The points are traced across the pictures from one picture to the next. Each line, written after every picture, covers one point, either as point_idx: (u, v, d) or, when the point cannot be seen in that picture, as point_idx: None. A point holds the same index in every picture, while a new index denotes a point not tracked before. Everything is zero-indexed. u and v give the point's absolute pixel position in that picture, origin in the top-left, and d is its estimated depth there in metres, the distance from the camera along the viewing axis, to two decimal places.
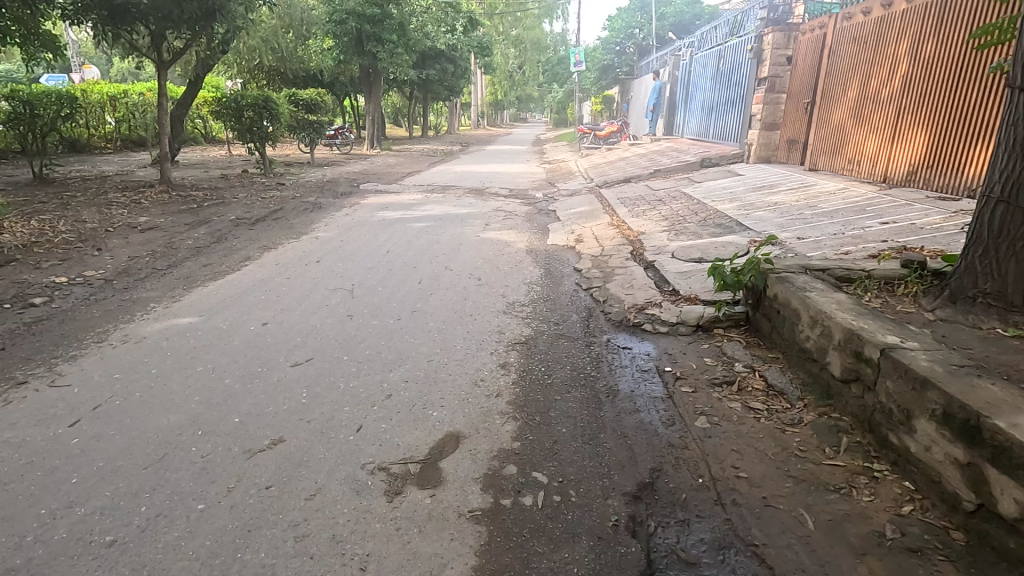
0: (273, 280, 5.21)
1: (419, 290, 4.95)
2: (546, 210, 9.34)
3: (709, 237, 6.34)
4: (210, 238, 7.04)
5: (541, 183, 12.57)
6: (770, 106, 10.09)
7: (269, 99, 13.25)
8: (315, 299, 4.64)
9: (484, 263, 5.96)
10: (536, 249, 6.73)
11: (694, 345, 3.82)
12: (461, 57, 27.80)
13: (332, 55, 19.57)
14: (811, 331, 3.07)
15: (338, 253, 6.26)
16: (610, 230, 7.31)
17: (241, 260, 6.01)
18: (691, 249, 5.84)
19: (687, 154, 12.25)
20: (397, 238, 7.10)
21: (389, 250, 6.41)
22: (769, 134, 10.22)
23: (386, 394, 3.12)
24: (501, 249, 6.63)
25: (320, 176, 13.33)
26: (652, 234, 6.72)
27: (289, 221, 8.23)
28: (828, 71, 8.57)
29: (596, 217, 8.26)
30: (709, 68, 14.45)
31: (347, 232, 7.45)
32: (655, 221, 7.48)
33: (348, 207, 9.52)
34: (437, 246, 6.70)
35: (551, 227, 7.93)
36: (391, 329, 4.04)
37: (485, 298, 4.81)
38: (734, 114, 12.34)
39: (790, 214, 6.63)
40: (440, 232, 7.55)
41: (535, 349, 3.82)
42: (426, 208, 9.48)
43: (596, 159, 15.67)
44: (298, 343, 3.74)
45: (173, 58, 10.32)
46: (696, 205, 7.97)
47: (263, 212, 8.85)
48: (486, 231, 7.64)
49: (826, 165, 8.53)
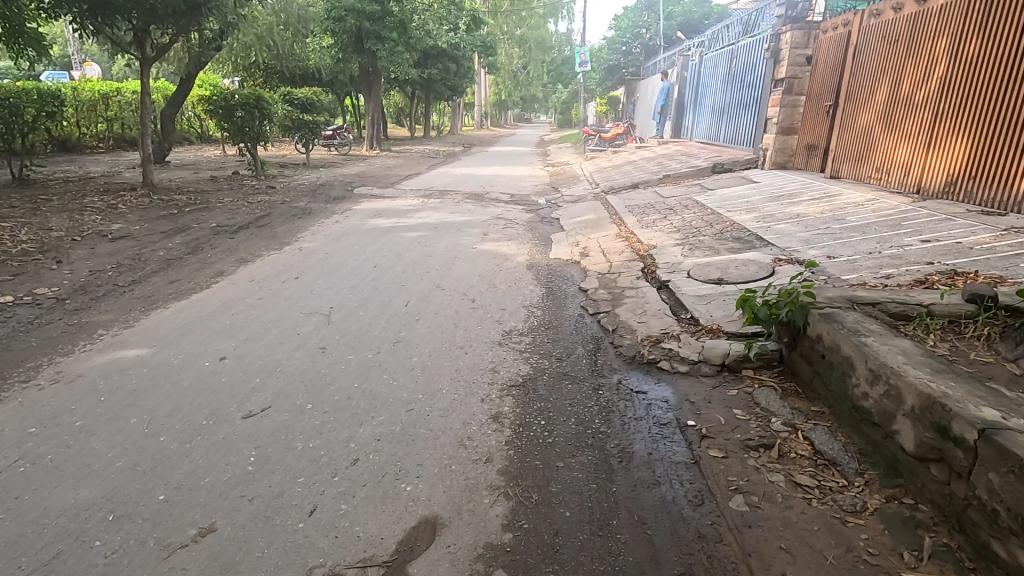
0: (242, 301, 4.66)
1: (405, 316, 4.39)
2: (549, 218, 8.79)
3: (727, 253, 5.79)
4: (184, 249, 6.50)
5: (544, 189, 12.03)
6: (788, 109, 9.51)
7: (261, 98, 12.71)
8: (285, 325, 4.10)
9: (479, 281, 5.41)
10: (537, 264, 6.19)
11: (720, 391, 3.26)
12: (463, 56, 27.26)
13: (329, 53, 18.97)
14: (872, 389, 2.50)
15: (320, 268, 5.71)
16: (617, 243, 6.76)
17: (212, 275, 5.47)
18: (708, 268, 5.29)
19: (697, 159, 11.69)
20: (386, 250, 6.54)
21: (376, 264, 5.86)
22: (785, 139, 9.66)
23: (351, 459, 2.58)
24: (499, 264, 6.08)
25: (314, 179, 12.80)
26: (664, 249, 6.17)
27: (273, 229, 7.69)
28: (853, 72, 7.99)
29: (603, 227, 7.70)
30: (721, 69, 13.86)
31: (334, 242, 6.89)
32: (667, 233, 6.94)
33: (339, 213, 8.99)
34: (430, 259, 6.15)
35: (554, 238, 7.38)
36: (367, 367, 3.49)
37: (478, 326, 4.26)
38: (747, 117, 11.73)
39: (816, 228, 6.06)
40: (434, 243, 7.00)
41: (533, 393, 3.26)
42: (421, 215, 8.94)
43: (601, 162, 15.11)
44: (257, 386, 3.20)
45: (157, 54, 9.79)
46: (710, 216, 7.41)
47: (248, 218, 8.32)
48: (485, 242, 7.10)
49: (851, 173, 7.96)
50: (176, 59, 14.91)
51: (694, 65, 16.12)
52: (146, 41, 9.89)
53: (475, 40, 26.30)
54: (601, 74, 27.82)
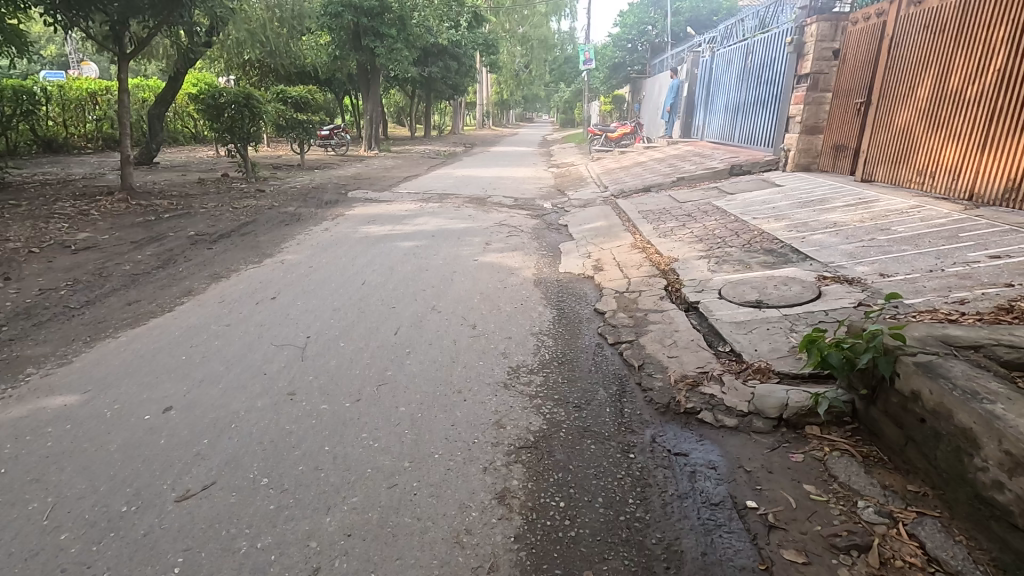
0: (206, 329, 4.01)
1: (393, 348, 3.75)
2: (556, 225, 8.13)
3: (761, 269, 5.14)
4: (153, 262, 5.86)
5: (550, 192, 11.38)
6: (812, 107, 8.86)
7: (252, 96, 12.07)
8: (251, 362, 3.45)
9: (480, 302, 4.75)
10: (546, 279, 5.55)
11: (782, 456, 2.62)
12: (465, 54, 26.63)
13: (325, 50, 18.49)
14: (1011, 481, 1.85)
15: (300, 285, 5.06)
16: (634, 254, 6.12)
17: (178, 294, 4.83)
18: (742, 286, 4.65)
19: (712, 160, 11.03)
20: (379, 262, 5.91)
21: (365, 280, 5.22)
22: (810, 139, 9.01)
23: (311, 569, 1.94)
24: (503, 280, 5.44)
25: (307, 181, 12.17)
26: (688, 263, 5.52)
27: (257, 238, 7.06)
28: (889, 65, 7.31)
29: (616, 235, 7.06)
30: (735, 65, 13.18)
31: (321, 254, 6.24)
32: (689, 243, 6.29)
33: (330, 219, 8.35)
34: (426, 274, 5.52)
35: (563, 248, 6.74)
36: (343, 421, 2.85)
37: (481, 360, 3.61)
38: (767, 115, 11.02)
39: (858, 239, 5.42)
40: (431, 254, 6.35)
41: (548, 459, 2.61)
42: (419, 221, 8.30)
43: (609, 163, 14.45)
44: (202, 451, 2.55)
45: (136, 49, 9.16)
46: (734, 224, 6.75)
47: (230, 225, 7.69)
48: (487, 253, 6.46)
49: (887, 176, 7.29)
50: (164, 56, 14.26)
51: (706, 61, 15.43)
52: (125, 35, 9.27)
53: (477, 37, 25.67)
54: (606, 72, 27.14)
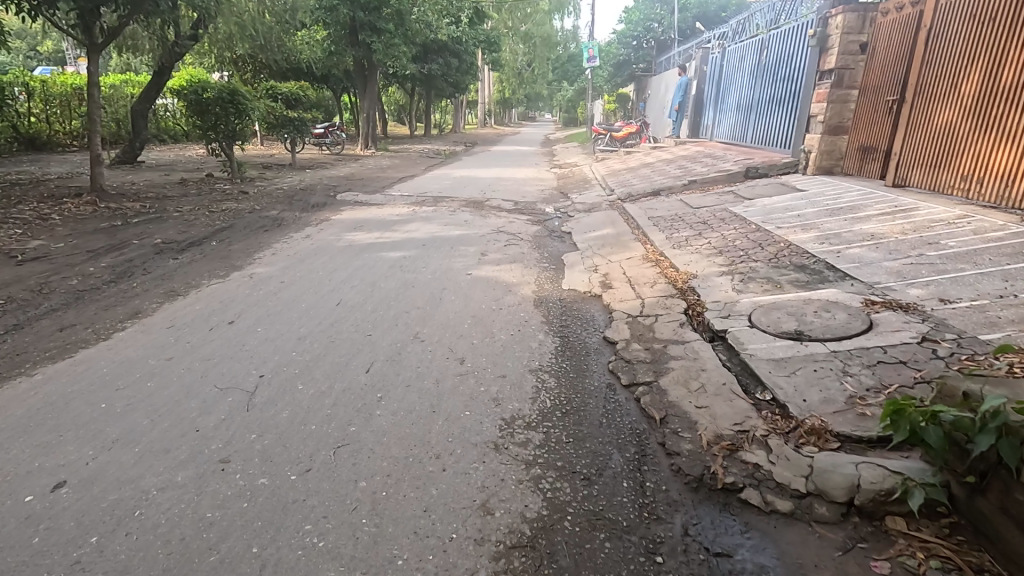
0: (141, 364, 3.36)
1: (361, 392, 3.10)
2: (559, 232, 7.48)
3: (794, 289, 4.49)
4: (106, 275, 5.21)
5: (552, 195, 10.73)
6: (836, 105, 8.21)
7: (237, 91, 11.41)
8: (185, 413, 2.81)
9: (471, 327, 4.11)
10: (547, 298, 4.90)
11: (861, 565, 1.96)
12: (466, 50, 25.94)
13: (321, 46, 17.87)
14: None
15: (266, 305, 4.43)
16: (646, 269, 5.47)
17: (122, 316, 4.18)
18: (776, 311, 4.00)
19: (725, 162, 10.36)
20: (361, 275, 5.28)
21: (342, 299, 4.59)
22: (833, 140, 8.36)
23: None
24: (499, 299, 4.80)
25: (297, 182, 11.52)
26: (709, 281, 4.87)
27: (229, 246, 6.42)
28: (927, 59, 6.65)
29: (625, 245, 6.40)
30: (749, 60, 12.51)
31: (296, 266, 5.60)
32: (707, 256, 5.64)
33: (314, 225, 7.71)
34: (412, 291, 4.88)
35: (567, 260, 6.10)
36: (283, 506, 2.19)
37: (467, 410, 2.96)
38: (786, 114, 10.32)
39: (904, 254, 4.76)
40: (419, 265, 5.71)
41: (548, 569, 1.96)
42: (409, 227, 7.66)
43: (614, 165, 13.79)
44: (85, 557, 1.91)
45: (107, 39, 8.49)
46: (756, 234, 6.10)
47: (203, 232, 7.04)
48: (482, 265, 5.81)
49: (925, 181, 6.64)
50: (148, 50, 13.61)
51: (716, 57, 14.74)
52: (96, 25, 8.60)
53: (478, 34, 25.00)
54: (609, 70, 26.46)
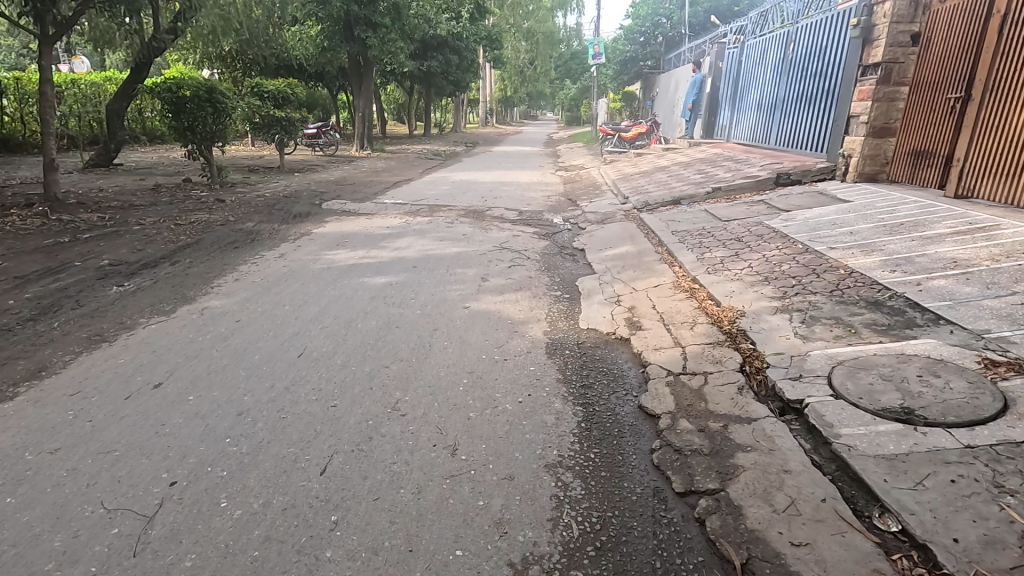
0: (13, 461, 2.45)
1: (311, 514, 2.18)
2: (570, 250, 6.57)
3: (877, 336, 3.56)
4: (26, 310, 4.30)
5: (559, 202, 9.80)
6: (882, 104, 7.30)
7: (215, 88, 10.43)
8: (40, 564, 1.90)
9: (467, 392, 3.19)
10: (561, 342, 3.97)
11: None
12: (467, 47, 25.03)
13: (313, 41, 17.03)
14: None
15: (210, 357, 3.51)
16: (680, 301, 4.54)
17: (20, 373, 3.28)
18: (863, 372, 3.07)
19: (751, 166, 9.42)
20: (336, 310, 4.37)
21: (307, 347, 3.68)
22: (878, 143, 7.45)
23: None
24: (502, 343, 3.88)
25: (281, 188, 10.64)
26: (763, 323, 3.93)
27: (187, 269, 5.49)
28: (999, 50, 5.73)
29: (650, 269, 5.47)
30: (772, 55, 11.58)
31: (260, 296, 4.69)
32: (750, 286, 4.72)
33: (292, 240, 6.80)
34: (394, 333, 3.96)
35: (583, 286, 5.18)
36: None
37: (459, 549, 2.05)
38: (818, 114, 9.36)
39: (1008, 289, 3.83)
40: (407, 295, 4.79)
41: None
42: (400, 242, 6.74)
43: (624, 168, 12.86)
44: None
45: (62, 29, 7.54)
46: (804, 256, 5.19)
47: (162, 250, 6.12)
48: (483, 294, 4.90)
49: (1001, 193, 5.74)
50: (127, 46, 12.68)
51: (733, 53, 13.76)
52: (50, 14, 7.65)
53: (479, 30, 24.12)
54: (615, 67, 25.51)
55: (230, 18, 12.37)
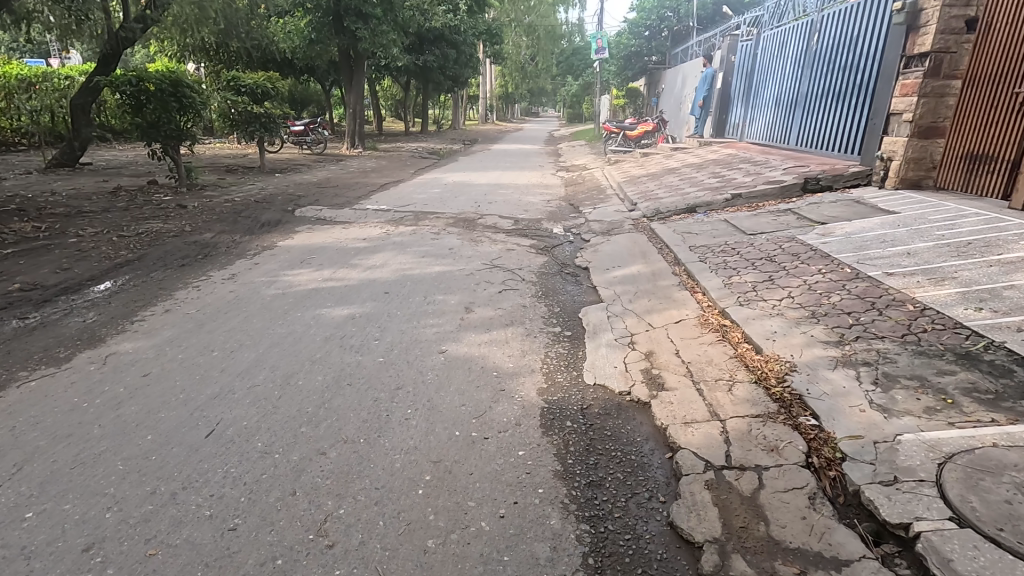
0: None
1: None
2: (571, 268, 5.67)
3: (989, 411, 2.64)
4: None
5: (560, 208, 8.89)
6: (930, 99, 6.37)
7: (181, 82, 9.51)
8: None
9: (430, 501, 2.28)
10: (561, 407, 3.07)
11: None
12: (465, 41, 24.04)
13: (301, 34, 16.08)
14: None
15: (85, 437, 2.60)
16: (709, 347, 3.62)
17: None
18: (990, 480, 2.16)
19: (773, 169, 8.49)
20: (277, 358, 3.45)
21: (224, 419, 2.77)
22: (925, 145, 6.52)
23: None
24: (483, 411, 2.96)
25: (255, 191, 9.72)
26: (825, 384, 3.02)
27: (112, 295, 4.59)
28: None
29: (668, 298, 4.55)
30: (792, 47, 10.65)
31: (188, 335, 3.79)
32: (796, 324, 3.80)
33: (250, 256, 5.89)
34: (344, 396, 3.05)
35: (587, 320, 4.26)
36: None
37: None
38: (847, 112, 8.44)
39: None
40: (371, 333, 3.88)
41: None
42: (375, 259, 5.82)
43: (631, 169, 11.93)
44: None
45: None
46: (856, 285, 4.27)
47: (90, 270, 5.20)
48: (465, 332, 3.98)
49: None
50: (94, 35, 11.77)
51: (747, 46, 12.83)
52: None
53: (478, 24, 23.13)
54: (620, 63, 24.50)
55: (205, 6, 11.38)
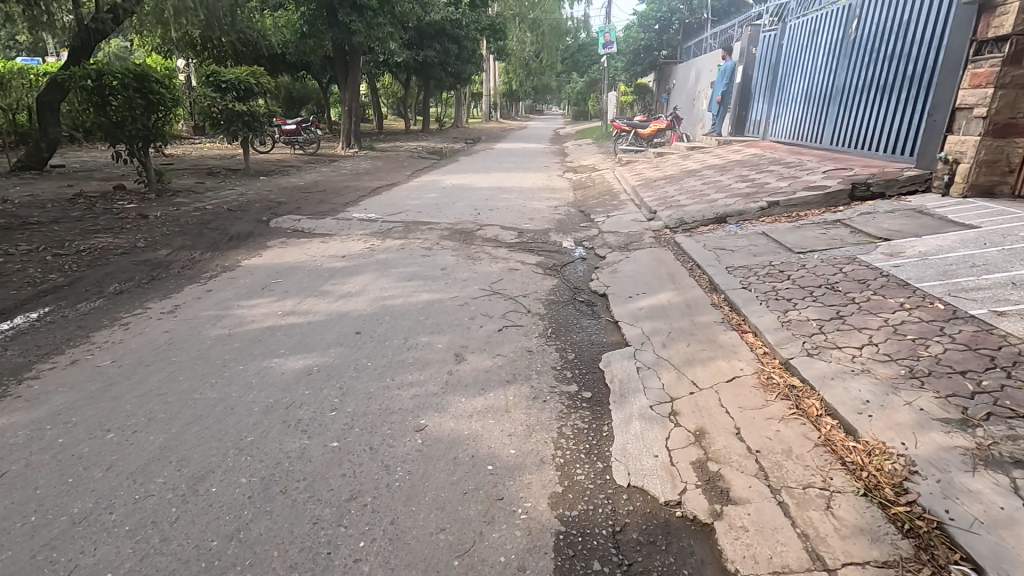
0: None
1: None
2: (586, 295, 4.72)
3: None
4: None
5: (570, 216, 7.94)
6: (1010, 91, 5.39)
7: (148, 78, 8.56)
8: None
9: None
10: (585, 531, 2.12)
11: None
12: (467, 36, 22.99)
13: (293, 27, 15.14)
14: None
15: None
16: (782, 426, 2.65)
17: None
18: None
19: (810, 171, 7.52)
20: (193, 444, 2.51)
21: (77, 570, 1.84)
22: (1001, 145, 5.53)
23: None
24: (469, 545, 2.01)
25: (233, 197, 8.84)
26: (971, 500, 2.05)
27: (13, 337, 3.68)
28: None
29: (711, 342, 3.60)
30: (824, 35, 9.62)
31: (85, 402, 2.86)
32: (894, 388, 2.83)
33: (204, 279, 4.99)
34: (270, 517, 2.10)
35: (611, 374, 3.30)
36: None
37: None
38: (895, 108, 7.44)
39: None
40: (327, 400, 2.93)
41: None
42: (351, 283, 4.88)
43: (645, 171, 10.96)
44: None
45: None
46: (959, 328, 3.30)
47: (4, 300, 4.30)
48: (453, 395, 3.03)
49: None
50: (64, 31, 10.95)
51: (771, 36, 11.80)
52: None
53: (481, 18, 22.05)
54: (629, 58, 23.39)
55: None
